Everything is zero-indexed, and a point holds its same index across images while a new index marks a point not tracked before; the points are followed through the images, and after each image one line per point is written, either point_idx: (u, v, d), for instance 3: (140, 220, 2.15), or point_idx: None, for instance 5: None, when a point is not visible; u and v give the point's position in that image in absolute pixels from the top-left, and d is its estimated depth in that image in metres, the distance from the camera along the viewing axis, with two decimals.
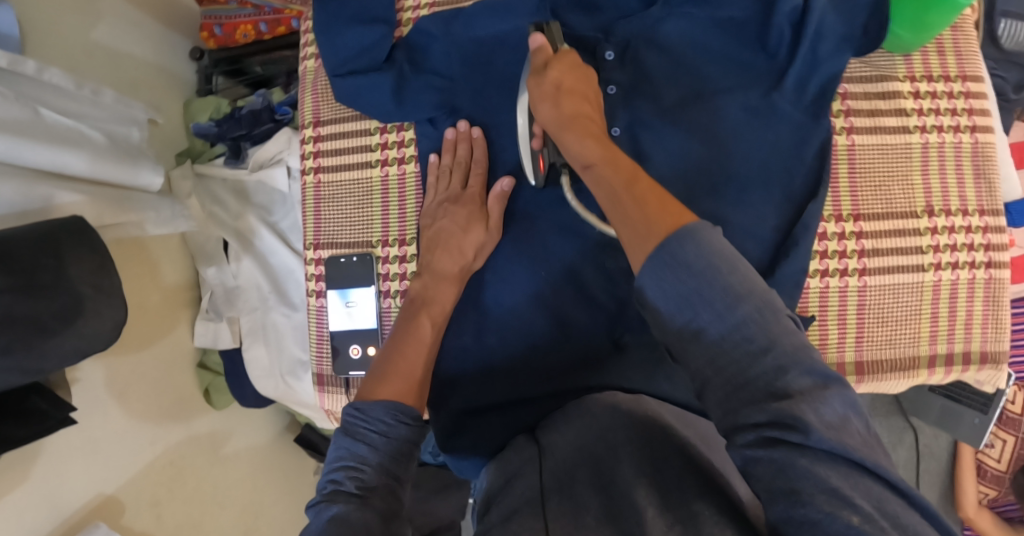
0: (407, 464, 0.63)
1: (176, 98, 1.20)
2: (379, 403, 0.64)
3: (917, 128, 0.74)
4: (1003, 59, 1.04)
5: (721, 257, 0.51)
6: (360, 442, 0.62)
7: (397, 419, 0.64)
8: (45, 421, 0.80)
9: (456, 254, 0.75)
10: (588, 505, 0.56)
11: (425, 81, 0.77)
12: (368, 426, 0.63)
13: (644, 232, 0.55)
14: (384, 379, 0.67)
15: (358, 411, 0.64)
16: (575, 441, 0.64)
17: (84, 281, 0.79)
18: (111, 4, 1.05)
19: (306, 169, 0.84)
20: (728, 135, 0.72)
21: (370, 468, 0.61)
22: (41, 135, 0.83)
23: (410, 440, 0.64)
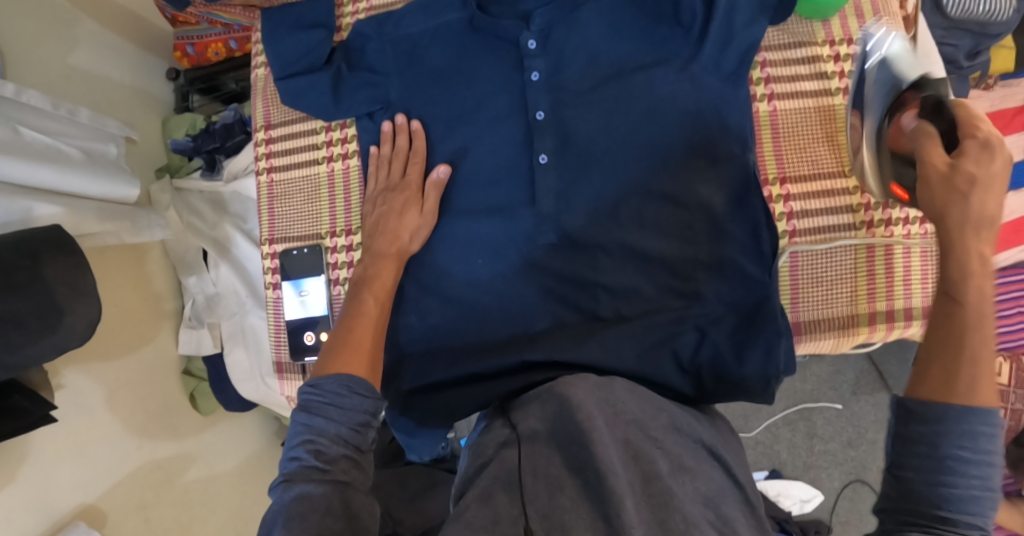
0: (368, 434, 0.65)
1: (154, 116, 1.26)
2: (332, 376, 0.66)
3: (838, 90, 0.81)
4: (952, 27, 1.06)
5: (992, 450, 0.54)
6: (318, 417, 0.64)
7: (349, 391, 0.65)
8: (26, 417, 0.85)
9: (393, 237, 0.78)
10: (565, 484, 0.57)
11: (365, 79, 0.81)
12: (323, 400, 0.65)
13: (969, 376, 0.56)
14: (338, 353, 0.69)
15: (314, 388, 0.65)
16: (547, 422, 0.64)
17: (60, 280, 0.83)
18: (89, 30, 1.11)
19: (260, 168, 0.91)
20: (643, 114, 0.75)
21: (329, 443, 0.63)
22: (20, 154, 0.87)
23: (368, 409, 0.65)
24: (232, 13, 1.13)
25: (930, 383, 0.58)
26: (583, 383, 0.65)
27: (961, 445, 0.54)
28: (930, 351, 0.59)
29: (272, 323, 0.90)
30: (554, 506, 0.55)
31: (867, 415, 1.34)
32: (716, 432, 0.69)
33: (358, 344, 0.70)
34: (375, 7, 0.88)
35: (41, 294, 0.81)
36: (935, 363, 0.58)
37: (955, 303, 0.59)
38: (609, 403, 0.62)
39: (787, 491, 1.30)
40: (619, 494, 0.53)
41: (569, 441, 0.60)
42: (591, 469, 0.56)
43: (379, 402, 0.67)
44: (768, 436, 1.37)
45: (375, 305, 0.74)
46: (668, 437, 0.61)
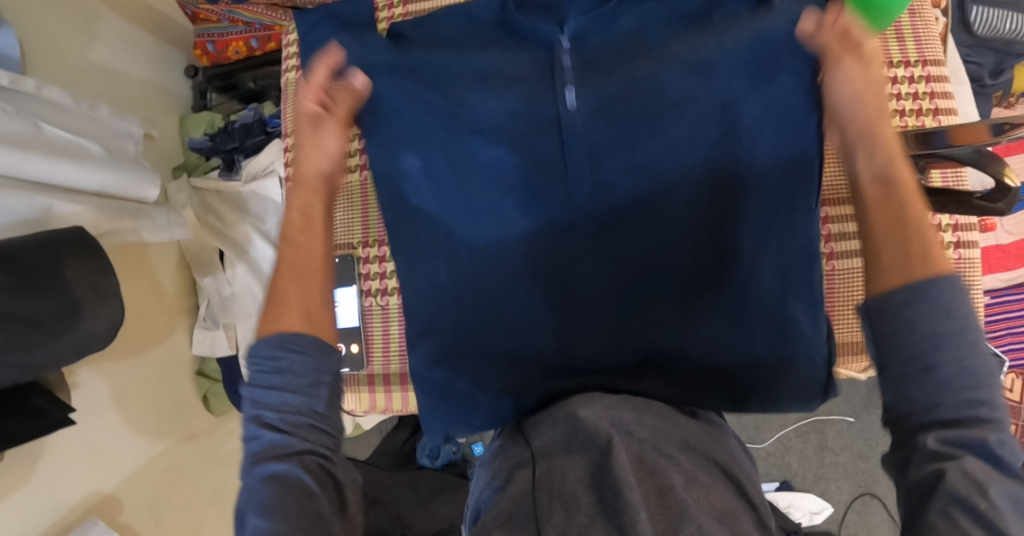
0: (320, 393, 0.60)
1: (172, 113, 1.25)
2: (264, 340, 0.61)
3: None
4: (978, 45, 1.06)
5: (939, 308, 0.51)
6: (259, 389, 0.60)
7: (283, 348, 0.60)
8: (43, 420, 0.82)
9: (316, 149, 0.74)
10: (579, 501, 0.56)
11: (401, 83, 0.79)
12: (261, 366, 0.61)
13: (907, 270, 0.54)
14: (275, 311, 0.63)
15: (249, 358, 0.61)
16: (562, 440, 0.64)
17: (82, 283, 0.82)
18: (109, 24, 1.10)
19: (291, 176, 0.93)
20: (683, 138, 0.75)
21: (277, 410, 0.59)
22: (42, 148, 0.86)
23: (317, 365, 0.60)
24: (255, 12, 1.14)
25: (886, 270, 0.55)
26: (595, 404, 0.66)
27: (937, 315, 0.51)
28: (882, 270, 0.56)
29: None
30: (571, 524, 0.54)
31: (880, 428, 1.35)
32: (731, 450, 0.70)
33: (286, 296, 0.64)
34: (409, 11, 0.90)
35: (62, 295, 0.79)
36: (884, 246, 0.57)
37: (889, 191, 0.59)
38: (620, 421, 0.63)
39: (797, 503, 1.32)
40: (633, 507, 0.52)
41: (586, 459, 0.60)
42: (606, 486, 0.56)
43: (328, 353, 0.62)
44: (779, 447, 1.37)
45: (296, 252, 0.68)
46: (682, 455, 0.62)
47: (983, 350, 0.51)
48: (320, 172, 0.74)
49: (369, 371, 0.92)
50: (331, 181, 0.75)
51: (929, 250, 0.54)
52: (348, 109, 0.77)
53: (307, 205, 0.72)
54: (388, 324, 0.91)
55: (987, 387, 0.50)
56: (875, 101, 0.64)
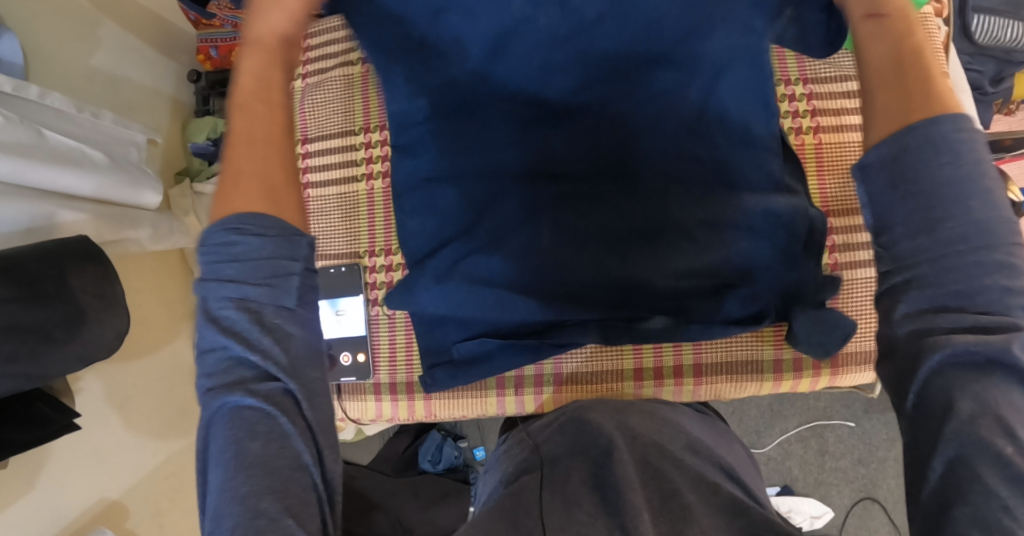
0: (285, 283, 0.52)
1: (174, 118, 1.25)
2: (216, 226, 0.53)
3: None
4: (978, 53, 1.07)
5: (952, 157, 0.48)
6: (215, 283, 0.52)
7: (240, 234, 0.52)
8: (49, 427, 0.82)
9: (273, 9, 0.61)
10: (581, 501, 0.57)
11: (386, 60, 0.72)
12: (218, 254, 0.52)
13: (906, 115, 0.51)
14: (227, 190, 0.55)
15: (202, 245, 0.53)
16: (567, 443, 0.65)
17: (87, 291, 0.82)
18: (111, 30, 1.10)
19: None
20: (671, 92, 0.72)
21: (236, 304, 0.52)
22: (44, 156, 0.85)
23: (278, 247, 0.53)
24: None
25: (884, 123, 0.52)
26: (602, 408, 0.68)
27: (943, 162, 0.48)
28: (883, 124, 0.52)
29: None
30: (572, 521, 0.55)
31: (879, 433, 1.35)
32: (738, 455, 0.71)
33: (250, 168, 0.55)
34: None
35: (67, 304, 0.79)
36: (883, 98, 0.53)
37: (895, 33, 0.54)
38: (625, 425, 0.65)
39: (798, 508, 1.33)
40: (635, 509, 0.54)
41: (587, 457, 0.62)
42: (608, 486, 0.58)
43: (293, 237, 0.54)
44: (780, 452, 1.38)
45: (248, 120, 0.57)
46: (688, 458, 0.63)
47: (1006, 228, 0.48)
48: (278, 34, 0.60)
49: (376, 380, 0.91)
50: (292, 56, 0.62)
51: (930, 97, 0.51)
52: None
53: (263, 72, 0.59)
54: (394, 334, 0.90)
55: (999, 241, 0.47)
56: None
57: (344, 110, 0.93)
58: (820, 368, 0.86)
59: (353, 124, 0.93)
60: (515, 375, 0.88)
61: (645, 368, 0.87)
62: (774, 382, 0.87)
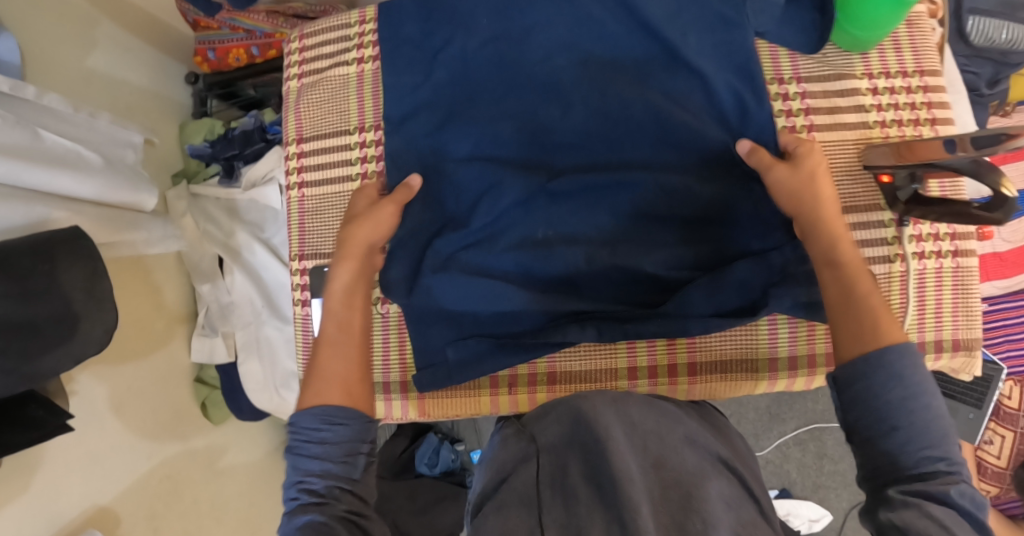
0: (356, 463, 0.65)
1: (171, 121, 1.25)
2: (307, 411, 0.66)
3: (877, 123, 0.83)
4: (974, 55, 1.06)
5: (919, 381, 0.58)
6: (301, 456, 0.65)
7: (327, 422, 0.65)
8: (43, 428, 0.81)
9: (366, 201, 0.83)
10: (579, 496, 0.59)
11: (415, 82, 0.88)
12: (304, 437, 0.65)
13: (869, 335, 0.62)
14: (309, 386, 0.69)
15: (293, 427, 0.66)
16: (563, 433, 0.67)
17: (76, 287, 0.82)
18: (107, 32, 1.10)
19: (291, 185, 0.93)
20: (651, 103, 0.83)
21: (319, 476, 0.63)
22: (40, 159, 0.85)
23: (357, 435, 0.66)
24: (255, 19, 1.16)
25: (849, 340, 0.63)
26: (599, 397, 0.67)
27: (890, 384, 0.58)
28: (841, 331, 0.65)
29: (300, 339, 0.91)
30: (572, 518, 0.58)
31: None
32: (736, 443, 0.73)
33: (332, 372, 0.70)
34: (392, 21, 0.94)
35: (57, 300, 0.79)
36: (846, 323, 0.65)
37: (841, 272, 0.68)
38: (624, 413, 0.66)
39: (796, 511, 1.33)
40: (634, 501, 0.55)
41: (585, 449, 0.62)
42: (604, 476, 0.59)
43: (368, 424, 0.67)
44: (778, 455, 1.37)
45: (330, 347, 0.72)
46: (685, 449, 0.64)
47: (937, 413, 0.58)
48: (368, 244, 0.78)
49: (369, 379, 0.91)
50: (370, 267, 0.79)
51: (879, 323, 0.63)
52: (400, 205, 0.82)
53: (354, 286, 0.77)
54: (388, 332, 0.91)
55: (939, 448, 0.56)
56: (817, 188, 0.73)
57: (341, 110, 0.93)
58: (816, 367, 0.84)
59: (349, 124, 0.92)
60: (509, 374, 0.88)
61: (639, 366, 0.87)
62: (770, 382, 0.85)
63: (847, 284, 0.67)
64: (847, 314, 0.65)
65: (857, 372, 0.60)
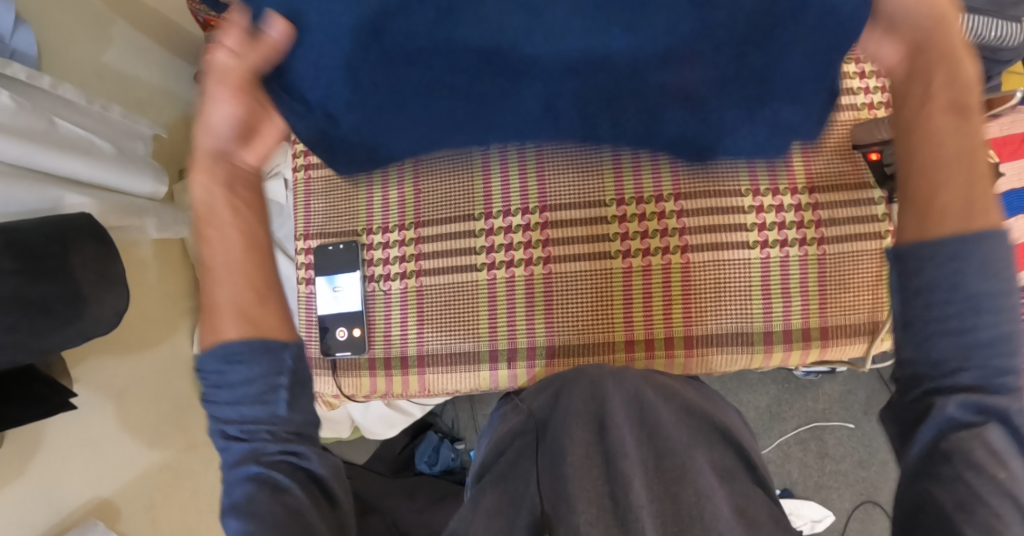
0: (277, 397, 0.61)
1: (180, 117, 1.28)
2: (212, 352, 0.61)
3: (865, 104, 0.91)
4: None
5: (1005, 270, 0.54)
6: (217, 404, 0.61)
7: (228, 360, 0.61)
8: (46, 404, 0.83)
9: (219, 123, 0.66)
10: (568, 455, 0.57)
11: None
12: (214, 381, 0.61)
13: (967, 210, 0.56)
14: (212, 323, 0.63)
15: (199, 373, 0.62)
16: (558, 406, 0.65)
17: (89, 269, 0.83)
18: (122, 29, 1.13)
19: (298, 166, 0.99)
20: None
21: (239, 422, 0.60)
22: (53, 144, 0.87)
23: (264, 369, 0.61)
24: None
25: (943, 216, 0.57)
26: (594, 368, 0.68)
27: (983, 276, 0.54)
28: (936, 201, 0.57)
29: (304, 316, 0.98)
30: (561, 483, 0.56)
31: (880, 435, 1.34)
32: (733, 418, 0.72)
33: (229, 301, 0.63)
34: None
35: (69, 281, 0.81)
36: (947, 194, 0.57)
37: (961, 121, 0.59)
38: (622, 385, 0.65)
39: (799, 511, 1.30)
40: (627, 476, 0.55)
41: (585, 417, 0.61)
42: (602, 449, 0.58)
43: (277, 351, 0.62)
44: (779, 454, 1.37)
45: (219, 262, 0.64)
46: (681, 420, 0.64)
47: (1017, 314, 0.55)
48: (218, 150, 0.67)
49: (371, 355, 0.95)
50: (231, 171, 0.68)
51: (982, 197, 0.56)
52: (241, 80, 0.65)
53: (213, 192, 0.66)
54: (391, 308, 0.94)
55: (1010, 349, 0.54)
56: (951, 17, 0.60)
57: None
58: (811, 340, 0.88)
59: None
60: (509, 347, 0.91)
61: (637, 338, 0.88)
62: (765, 356, 0.88)
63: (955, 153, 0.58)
64: (942, 186, 0.58)
65: (953, 250, 0.55)
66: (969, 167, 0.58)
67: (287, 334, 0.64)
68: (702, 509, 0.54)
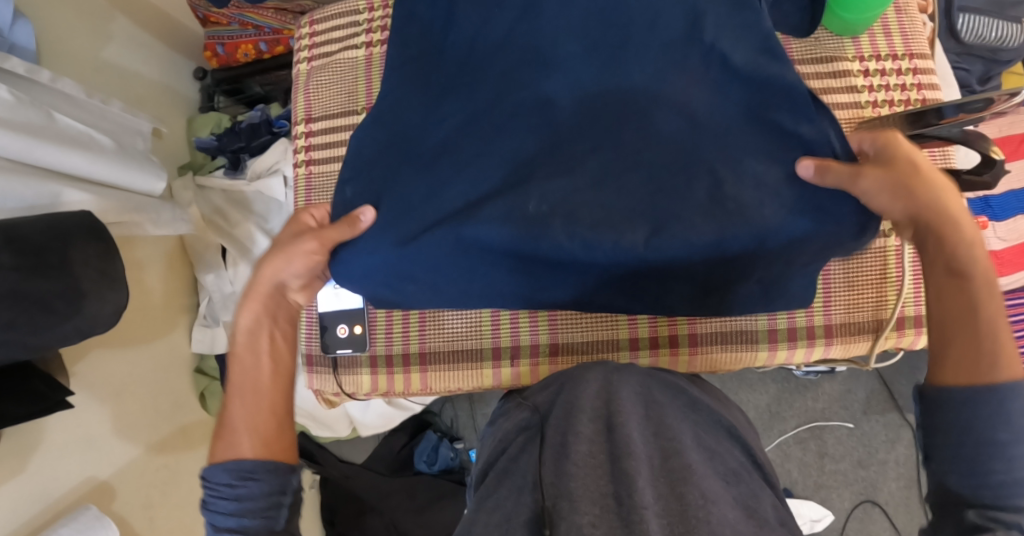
0: (279, 515, 0.64)
1: (180, 114, 1.28)
2: (219, 466, 0.65)
3: (869, 103, 0.88)
4: (965, 52, 1.09)
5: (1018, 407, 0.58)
6: (215, 513, 0.63)
7: (238, 476, 0.64)
8: (44, 401, 0.82)
9: (285, 260, 0.76)
10: (572, 452, 0.57)
11: (417, 101, 0.84)
12: (216, 493, 0.64)
13: (974, 361, 0.60)
14: (219, 439, 0.67)
15: (205, 482, 0.64)
16: (563, 399, 0.65)
17: (90, 266, 0.82)
18: (122, 26, 1.13)
19: (299, 161, 0.98)
20: (650, 71, 0.79)
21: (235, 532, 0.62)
22: (52, 137, 0.86)
23: (272, 486, 0.64)
24: (264, 15, 1.20)
25: (951, 370, 0.61)
26: (599, 368, 0.68)
27: (996, 422, 0.57)
28: (943, 351, 0.62)
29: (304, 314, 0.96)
30: (563, 474, 0.55)
31: (879, 435, 1.35)
32: (740, 420, 0.72)
33: (237, 422, 0.67)
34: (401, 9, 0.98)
35: (69, 277, 0.80)
36: (954, 350, 0.61)
37: (961, 281, 0.63)
38: (629, 384, 0.65)
39: (798, 512, 1.30)
40: (632, 474, 0.54)
41: (592, 414, 0.61)
42: (609, 447, 0.57)
43: (286, 472, 0.66)
44: (779, 455, 1.37)
45: (246, 378, 0.70)
46: (687, 419, 0.64)
47: None
48: (274, 280, 0.75)
49: (371, 353, 0.94)
50: (284, 307, 0.76)
51: (993, 356, 0.60)
52: (331, 239, 0.78)
53: (258, 322, 0.74)
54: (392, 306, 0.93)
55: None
56: (928, 186, 0.66)
57: (349, 91, 0.97)
58: (815, 338, 0.88)
59: (358, 104, 0.96)
60: (512, 344, 0.91)
61: (640, 337, 0.89)
62: (769, 354, 0.88)
63: (959, 317, 0.63)
64: (943, 341, 0.63)
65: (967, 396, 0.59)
66: (972, 326, 0.62)
67: (293, 453, 0.68)
68: (709, 512, 0.52)
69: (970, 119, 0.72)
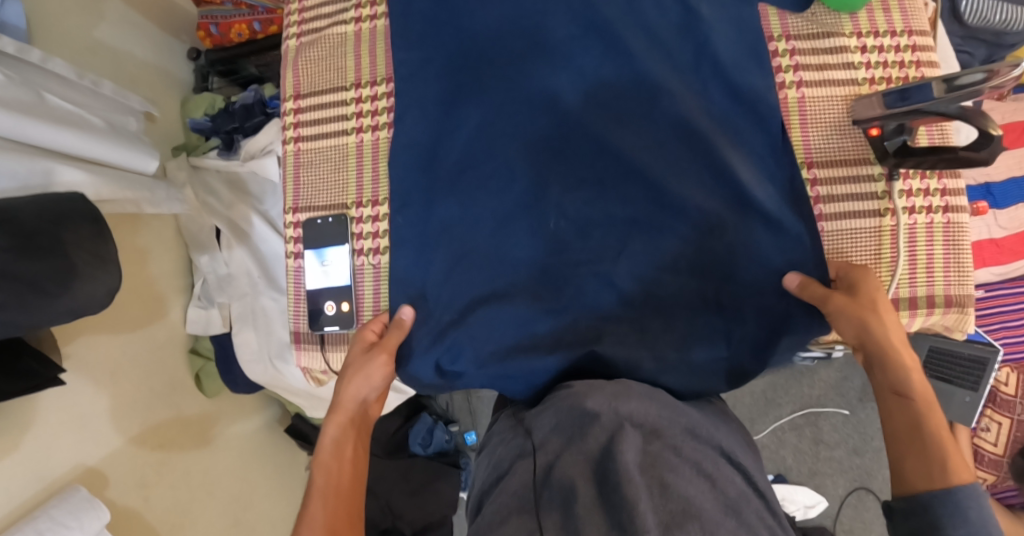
0: None
1: (173, 95, 1.27)
2: None
3: (866, 80, 0.87)
4: (968, 35, 1.08)
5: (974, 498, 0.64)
6: None
7: None
8: (34, 379, 0.82)
9: (365, 379, 0.83)
10: (578, 494, 0.57)
11: (431, 92, 0.91)
12: None
13: (924, 472, 0.66)
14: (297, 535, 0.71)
15: None
16: (562, 432, 0.65)
17: (83, 248, 0.82)
18: (114, 6, 1.12)
19: (288, 138, 0.98)
20: (645, 66, 0.86)
21: None
22: (45, 117, 0.86)
23: None
24: None
25: (911, 480, 0.67)
26: (599, 394, 0.67)
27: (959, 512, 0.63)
28: (901, 459, 0.68)
29: (293, 293, 0.97)
30: (571, 521, 0.56)
31: (874, 422, 1.34)
32: (734, 438, 0.71)
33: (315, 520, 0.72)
34: None
35: (59, 258, 0.79)
36: (911, 461, 0.67)
37: (903, 399, 0.70)
38: (624, 414, 0.64)
39: (792, 497, 1.31)
40: (633, 505, 0.54)
41: (590, 456, 0.61)
42: (607, 481, 0.58)
43: None
44: (774, 440, 1.37)
45: (329, 479, 0.77)
46: (687, 444, 0.63)
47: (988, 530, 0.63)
48: (358, 398, 0.83)
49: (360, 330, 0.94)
50: (364, 417, 0.83)
51: (945, 463, 0.66)
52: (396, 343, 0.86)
53: (342, 434, 0.81)
54: (379, 284, 0.93)
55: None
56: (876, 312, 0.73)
57: (338, 67, 0.96)
58: None
59: (346, 80, 0.95)
60: None
61: None
62: None
63: (911, 424, 0.68)
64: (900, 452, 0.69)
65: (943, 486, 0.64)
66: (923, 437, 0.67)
67: None
68: None
69: (965, 94, 0.71)
